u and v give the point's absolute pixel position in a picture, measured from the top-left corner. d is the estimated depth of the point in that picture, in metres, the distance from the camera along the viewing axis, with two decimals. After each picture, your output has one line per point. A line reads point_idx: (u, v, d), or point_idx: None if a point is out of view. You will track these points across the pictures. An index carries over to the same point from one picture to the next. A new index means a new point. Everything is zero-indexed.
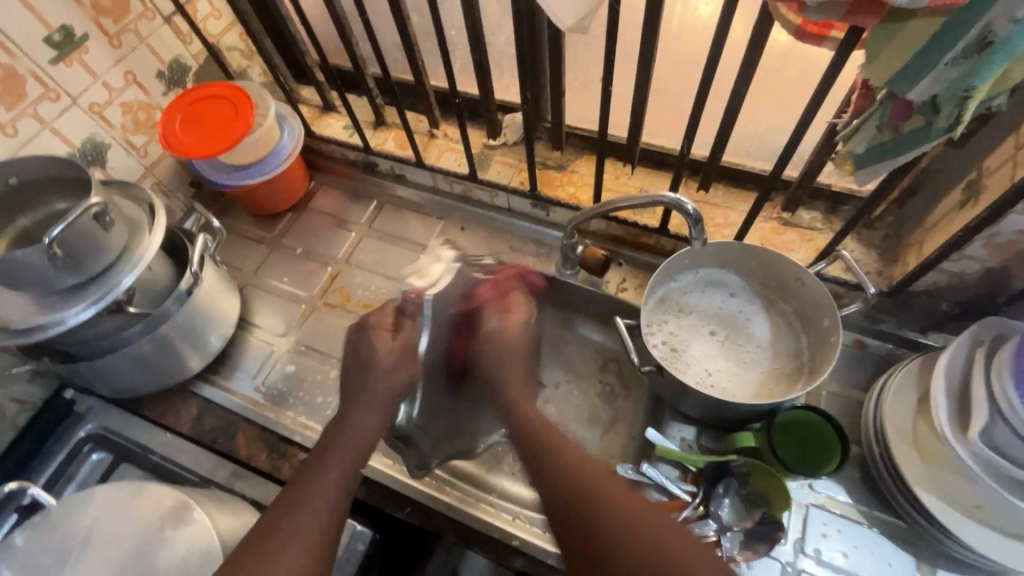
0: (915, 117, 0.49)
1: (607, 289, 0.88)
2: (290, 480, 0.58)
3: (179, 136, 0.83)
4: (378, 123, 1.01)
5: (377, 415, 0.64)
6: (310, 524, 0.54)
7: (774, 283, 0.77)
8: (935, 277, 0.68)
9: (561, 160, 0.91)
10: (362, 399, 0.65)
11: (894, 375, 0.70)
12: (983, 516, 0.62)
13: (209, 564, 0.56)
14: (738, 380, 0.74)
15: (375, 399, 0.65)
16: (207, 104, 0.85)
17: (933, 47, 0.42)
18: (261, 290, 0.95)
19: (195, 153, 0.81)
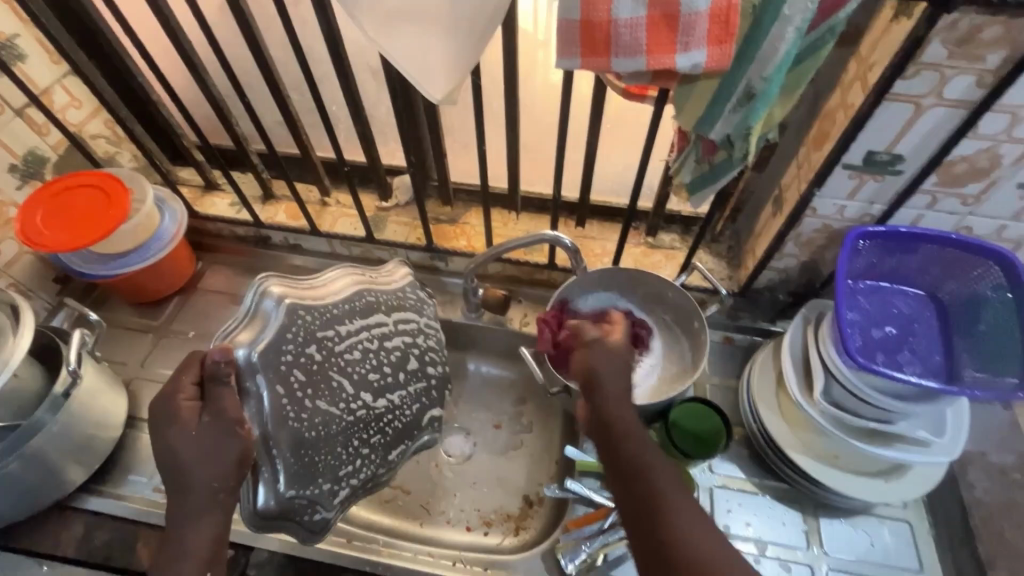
0: (719, 152, 0.62)
1: (512, 325, 0.94)
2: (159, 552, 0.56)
3: (44, 230, 0.78)
4: (267, 197, 1.02)
5: (207, 523, 0.56)
6: None
7: (652, 299, 0.88)
8: (769, 274, 0.84)
9: (453, 214, 0.99)
10: (189, 471, 0.56)
11: (756, 359, 0.83)
12: (842, 463, 0.75)
13: None
14: (635, 390, 0.83)
15: (199, 495, 0.56)
16: (75, 194, 0.81)
17: (717, 99, 0.55)
18: (151, 381, 0.89)
19: (65, 245, 0.77)
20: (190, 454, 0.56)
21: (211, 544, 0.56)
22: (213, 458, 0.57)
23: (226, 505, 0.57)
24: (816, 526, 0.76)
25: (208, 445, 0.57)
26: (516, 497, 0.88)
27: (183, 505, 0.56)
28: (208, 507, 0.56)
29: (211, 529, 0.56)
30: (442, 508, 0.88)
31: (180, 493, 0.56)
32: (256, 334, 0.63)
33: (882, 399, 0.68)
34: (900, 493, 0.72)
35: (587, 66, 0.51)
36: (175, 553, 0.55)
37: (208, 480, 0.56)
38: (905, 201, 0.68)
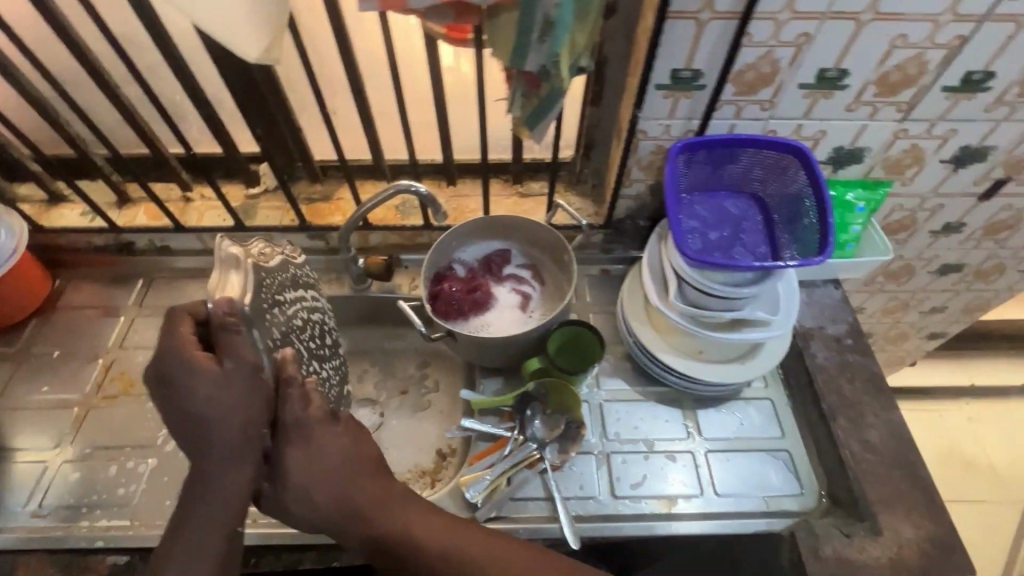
0: (541, 85, 0.67)
1: (402, 292, 0.96)
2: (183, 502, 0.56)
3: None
4: (122, 201, 0.96)
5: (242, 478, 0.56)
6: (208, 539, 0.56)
7: (520, 237, 0.94)
8: (625, 203, 0.91)
9: (325, 191, 0.98)
10: (212, 427, 0.54)
11: (625, 282, 0.90)
12: (706, 356, 0.83)
13: None
14: (522, 323, 0.90)
15: (227, 452, 0.55)
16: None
17: (522, 30, 0.59)
18: (16, 410, 0.83)
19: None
20: (219, 413, 0.54)
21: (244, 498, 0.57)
22: (242, 407, 0.54)
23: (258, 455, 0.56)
24: (694, 417, 0.84)
25: (230, 402, 0.54)
26: (428, 453, 0.90)
27: (208, 459, 0.54)
28: (244, 453, 0.55)
29: (246, 480, 0.56)
30: None
31: (203, 449, 0.54)
32: (242, 286, 0.58)
33: (727, 290, 0.76)
34: (755, 371, 0.82)
35: (386, 8, 0.53)
36: (208, 505, 0.55)
37: (231, 439, 0.54)
38: (714, 113, 0.76)
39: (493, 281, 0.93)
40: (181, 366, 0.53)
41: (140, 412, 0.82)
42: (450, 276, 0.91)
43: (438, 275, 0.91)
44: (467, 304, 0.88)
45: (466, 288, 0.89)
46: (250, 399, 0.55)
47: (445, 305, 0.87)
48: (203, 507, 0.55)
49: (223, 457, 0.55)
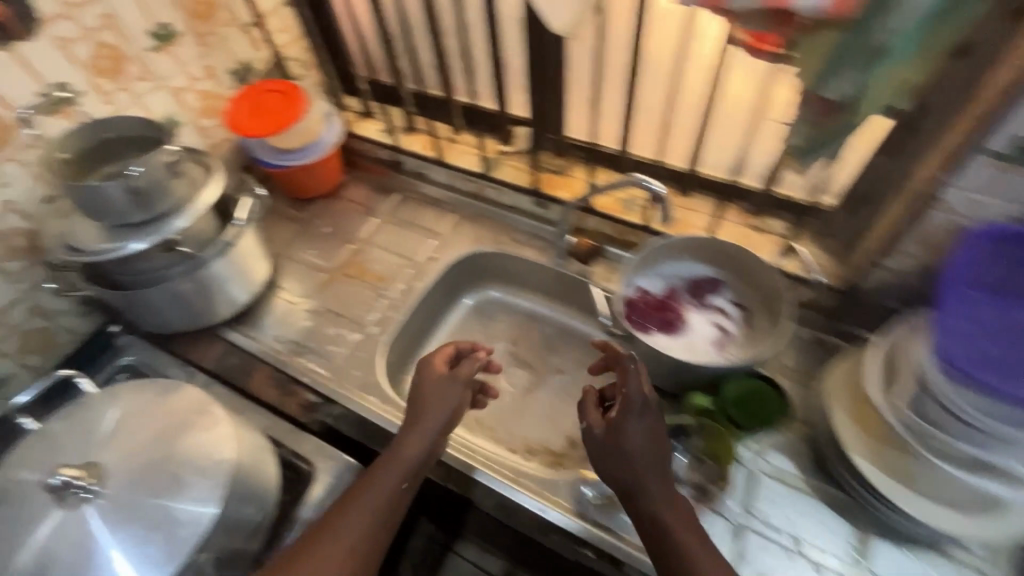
0: (835, 116, 0.59)
1: (598, 282, 0.97)
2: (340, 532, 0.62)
3: (239, 116, 1.00)
4: (408, 128, 1.17)
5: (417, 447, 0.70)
6: (364, 493, 0.65)
7: (734, 265, 0.87)
8: (880, 275, 0.78)
9: (563, 166, 1.04)
10: (416, 422, 0.72)
11: (839, 362, 0.77)
12: (919, 486, 0.66)
13: (218, 463, 0.65)
14: (709, 354, 0.81)
15: (398, 458, 0.69)
16: (268, 96, 1.02)
17: (838, 55, 0.53)
18: (291, 260, 1.08)
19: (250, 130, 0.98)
20: (383, 473, 0.67)
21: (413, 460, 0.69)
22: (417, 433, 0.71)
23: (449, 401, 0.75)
24: (865, 545, 0.70)
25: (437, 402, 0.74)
26: (560, 436, 0.94)
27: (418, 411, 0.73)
28: (420, 424, 0.72)
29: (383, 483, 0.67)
30: (493, 426, 0.96)
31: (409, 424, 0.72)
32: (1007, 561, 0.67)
33: (1012, 436, 0.57)
34: (988, 533, 0.63)
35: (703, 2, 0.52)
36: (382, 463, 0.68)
37: (393, 467, 0.68)
38: None
39: (692, 306, 0.86)
40: (595, 448, 0.69)
41: (365, 297, 1.00)
42: (648, 290, 0.88)
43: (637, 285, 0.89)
44: (656, 319, 0.85)
45: (660, 304, 0.86)
46: (353, 483, 0.67)
47: (633, 314, 0.85)
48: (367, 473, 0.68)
49: (341, 534, 0.62)
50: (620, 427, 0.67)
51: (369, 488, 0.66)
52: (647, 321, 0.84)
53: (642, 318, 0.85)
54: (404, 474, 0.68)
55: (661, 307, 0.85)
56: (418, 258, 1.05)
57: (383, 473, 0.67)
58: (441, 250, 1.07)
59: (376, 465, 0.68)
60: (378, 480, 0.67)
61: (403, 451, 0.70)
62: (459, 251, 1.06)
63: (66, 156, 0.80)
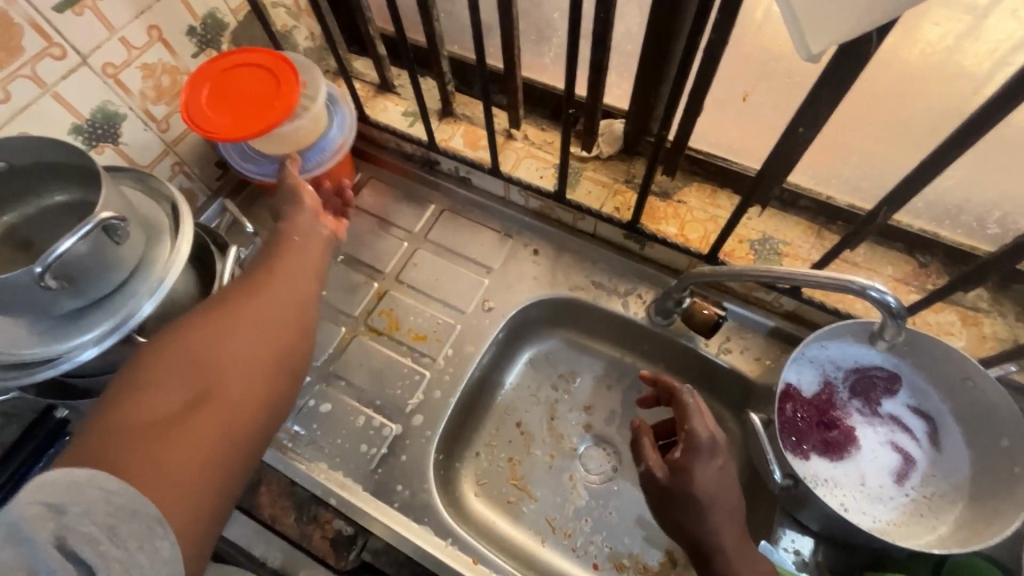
0: None
1: (706, 349, 0.74)
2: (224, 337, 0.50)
3: (201, 109, 0.66)
4: (445, 113, 0.84)
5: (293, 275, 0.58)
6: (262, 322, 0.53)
7: (924, 363, 0.63)
8: None
9: (667, 186, 0.76)
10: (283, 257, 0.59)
11: None
12: None
13: None
14: (887, 495, 0.60)
15: (285, 279, 0.57)
16: (243, 72, 0.68)
17: None
18: None
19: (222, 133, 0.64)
20: (281, 278, 0.57)
21: (285, 315, 0.55)
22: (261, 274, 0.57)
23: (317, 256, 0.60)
24: None
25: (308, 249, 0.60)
26: (657, 550, 0.74)
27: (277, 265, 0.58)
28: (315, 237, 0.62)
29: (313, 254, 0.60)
30: (569, 530, 0.77)
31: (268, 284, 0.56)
32: None
33: None
34: None
35: None
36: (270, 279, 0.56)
37: (297, 264, 0.58)
38: None
39: (859, 415, 0.63)
40: (652, 489, 0.62)
41: (400, 366, 0.75)
42: (798, 388, 0.64)
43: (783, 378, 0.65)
44: (815, 438, 0.62)
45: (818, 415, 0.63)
46: (242, 283, 0.56)
47: (786, 426, 0.62)
48: (235, 317, 0.52)
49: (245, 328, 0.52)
50: (686, 469, 0.59)
51: (259, 277, 0.56)
52: (805, 440, 0.62)
53: (800, 435, 0.62)
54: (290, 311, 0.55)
55: (826, 420, 0.63)
56: (467, 307, 0.79)
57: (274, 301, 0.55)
58: (496, 294, 0.80)
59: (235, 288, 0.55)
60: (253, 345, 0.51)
61: (299, 245, 0.60)
62: (522, 296, 0.80)
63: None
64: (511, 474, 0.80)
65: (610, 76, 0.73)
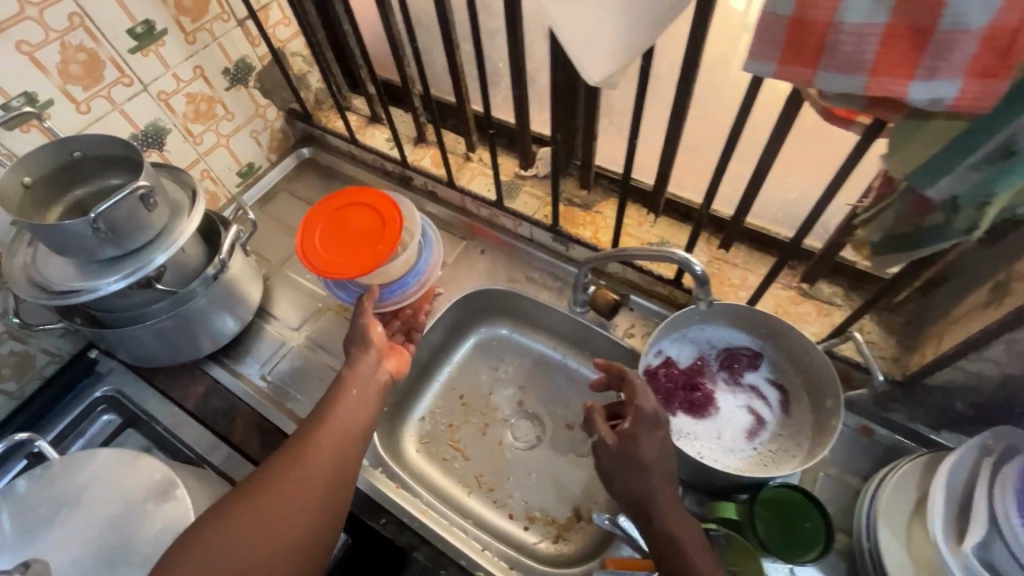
0: (931, 216, 0.48)
1: (613, 333, 0.88)
2: (269, 510, 0.57)
3: (314, 245, 0.79)
4: (419, 139, 1.05)
5: (336, 432, 0.65)
6: (305, 489, 0.60)
7: (778, 344, 0.76)
8: (952, 375, 0.66)
9: (587, 199, 0.93)
10: (330, 416, 0.66)
11: (897, 467, 0.66)
12: None
13: None
14: (737, 447, 0.72)
15: (327, 441, 0.64)
16: (353, 213, 0.81)
17: (953, 150, 0.41)
18: (284, 282, 1.00)
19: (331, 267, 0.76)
20: (324, 445, 0.63)
21: (324, 483, 0.61)
22: (311, 435, 0.64)
23: (357, 417, 0.67)
24: None
25: (352, 405, 0.67)
26: (565, 506, 0.85)
27: (327, 418, 0.66)
28: (362, 395, 0.69)
29: (354, 413, 0.67)
30: (492, 485, 0.89)
31: (311, 449, 0.62)
32: None
33: None
34: None
35: (785, 78, 0.40)
36: (313, 446, 0.63)
37: (335, 432, 0.65)
38: None
39: (723, 384, 0.76)
40: (603, 459, 0.65)
41: None
42: (675, 360, 0.78)
43: (663, 351, 0.78)
44: (681, 399, 0.75)
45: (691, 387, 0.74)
46: (289, 452, 0.62)
47: (654, 387, 0.75)
48: (280, 486, 0.59)
49: (276, 505, 0.58)
50: (633, 437, 0.62)
51: (309, 437, 0.64)
52: (671, 399, 0.75)
53: (669, 398, 0.75)
54: (333, 479, 0.61)
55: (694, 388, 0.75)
56: None
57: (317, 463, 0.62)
58: (446, 283, 0.97)
59: (289, 450, 0.63)
60: (295, 517, 0.58)
61: (346, 402, 0.67)
62: (468, 286, 0.97)
63: (31, 181, 0.71)
64: (449, 436, 0.94)
65: (538, 110, 0.92)
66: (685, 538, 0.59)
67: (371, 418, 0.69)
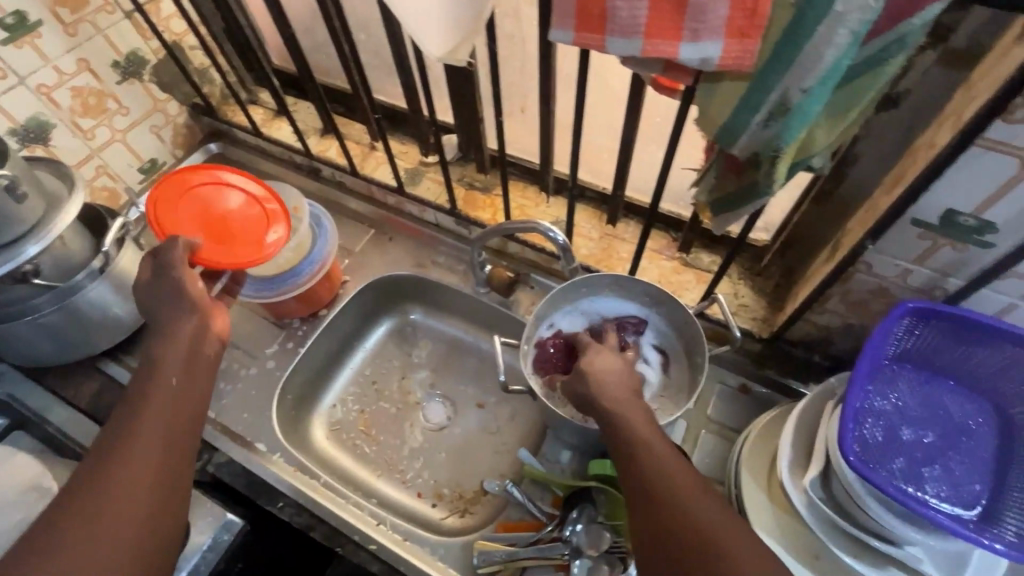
0: (745, 173, 0.52)
1: (514, 310, 0.91)
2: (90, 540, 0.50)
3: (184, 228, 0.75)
4: (324, 131, 1.05)
5: (152, 435, 0.57)
6: (124, 505, 0.53)
7: (661, 311, 0.79)
8: (806, 328, 0.71)
9: (487, 183, 0.96)
10: (139, 421, 0.57)
11: (761, 421, 0.71)
12: (820, 566, 0.61)
13: None
14: None
15: (147, 451, 0.56)
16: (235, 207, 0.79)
17: (743, 108, 0.45)
18: None
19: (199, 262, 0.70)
20: (137, 452, 0.55)
21: (141, 498, 0.54)
22: (123, 445, 0.56)
23: (183, 419, 0.60)
24: None
25: (172, 409, 0.60)
26: (471, 481, 0.87)
27: (142, 423, 0.57)
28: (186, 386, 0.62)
29: (171, 406, 0.60)
30: (402, 466, 0.90)
31: (126, 459, 0.55)
32: None
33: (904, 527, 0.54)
34: None
35: (585, 44, 0.43)
36: (127, 457, 0.55)
37: (151, 441, 0.57)
38: (989, 283, 0.52)
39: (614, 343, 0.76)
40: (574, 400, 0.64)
41: (265, 326, 0.92)
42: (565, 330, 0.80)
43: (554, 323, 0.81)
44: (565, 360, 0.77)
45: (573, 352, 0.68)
46: (91, 468, 0.54)
47: (542, 357, 0.78)
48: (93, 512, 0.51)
49: (90, 554, 0.50)
50: (589, 369, 0.62)
51: (120, 447, 0.56)
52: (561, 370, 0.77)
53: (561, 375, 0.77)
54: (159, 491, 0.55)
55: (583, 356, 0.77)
56: None
57: (132, 470, 0.54)
58: (354, 271, 0.98)
59: (97, 467, 0.54)
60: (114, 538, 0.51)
61: (155, 404, 0.59)
62: (374, 274, 0.98)
63: None
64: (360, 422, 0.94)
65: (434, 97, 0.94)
66: (672, 478, 0.52)
67: (193, 414, 0.61)
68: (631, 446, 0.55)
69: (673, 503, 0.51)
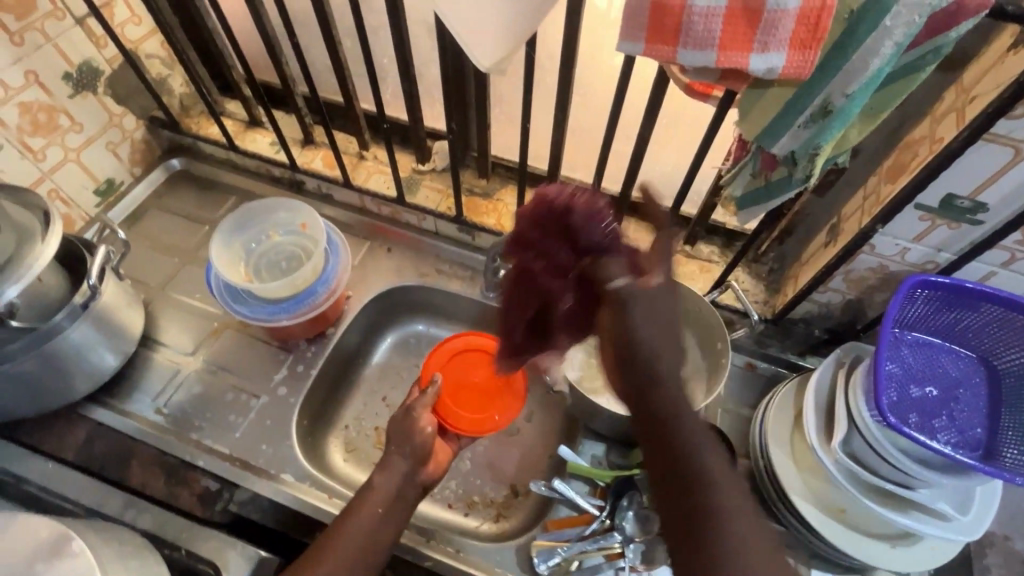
0: (779, 169, 0.56)
1: None
2: None
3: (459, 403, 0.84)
4: (306, 141, 1.01)
5: (357, 536, 0.65)
6: None
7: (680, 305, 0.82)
8: (808, 306, 0.79)
9: (488, 188, 0.96)
10: (349, 522, 0.66)
11: (776, 392, 0.77)
12: (847, 518, 0.69)
13: None
14: None
15: (345, 548, 0.63)
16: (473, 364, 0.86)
17: (787, 112, 0.49)
18: (168, 305, 0.91)
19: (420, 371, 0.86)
20: (338, 548, 0.63)
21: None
22: (330, 538, 0.64)
23: (387, 525, 0.67)
24: None
25: (379, 516, 0.67)
26: (501, 486, 0.87)
27: (344, 526, 0.65)
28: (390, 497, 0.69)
29: (371, 514, 0.67)
30: None
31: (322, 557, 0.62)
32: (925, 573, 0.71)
33: (923, 473, 0.61)
34: (903, 563, 0.67)
35: (652, 54, 0.45)
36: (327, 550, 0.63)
37: (356, 541, 0.64)
38: (976, 254, 0.61)
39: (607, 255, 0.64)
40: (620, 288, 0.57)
41: (267, 350, 0.87)
42: None
43: None
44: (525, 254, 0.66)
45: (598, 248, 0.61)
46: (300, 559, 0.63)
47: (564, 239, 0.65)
48: None
49: None
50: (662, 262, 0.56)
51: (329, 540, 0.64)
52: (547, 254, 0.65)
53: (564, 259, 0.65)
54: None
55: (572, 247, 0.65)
56: None
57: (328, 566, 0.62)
58: (355, 285, 0.95)
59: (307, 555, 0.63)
60: None
61: (365, 511, 0.67)
62: (377, 287, 0.95)
63: None
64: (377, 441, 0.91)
65: (429, 104, 0.93)
66: (681, 442, 0.50)
67: (397, 524, 0.68)
68: (658, 424, 0.50)
69: (694, 470, 0.49)
